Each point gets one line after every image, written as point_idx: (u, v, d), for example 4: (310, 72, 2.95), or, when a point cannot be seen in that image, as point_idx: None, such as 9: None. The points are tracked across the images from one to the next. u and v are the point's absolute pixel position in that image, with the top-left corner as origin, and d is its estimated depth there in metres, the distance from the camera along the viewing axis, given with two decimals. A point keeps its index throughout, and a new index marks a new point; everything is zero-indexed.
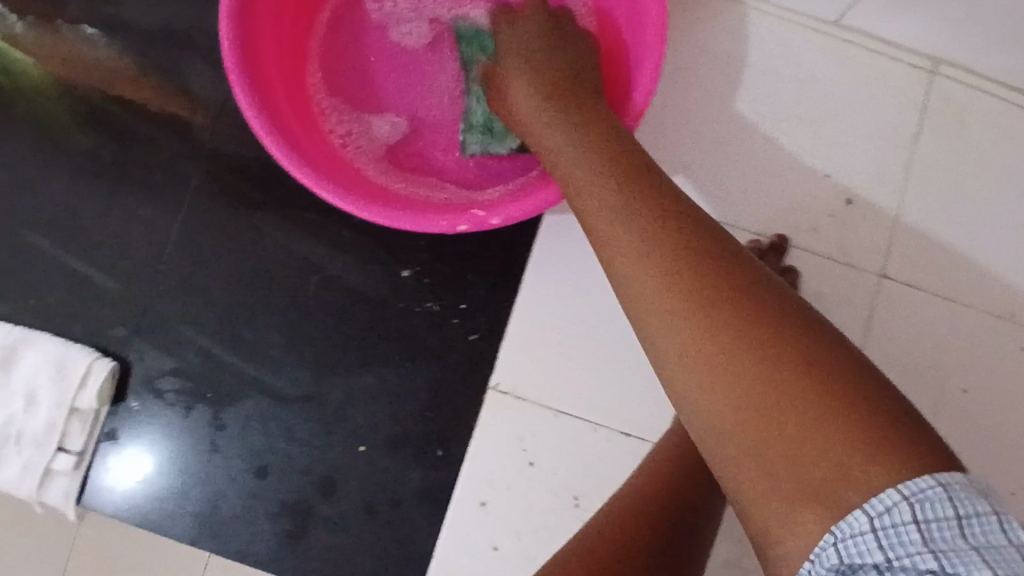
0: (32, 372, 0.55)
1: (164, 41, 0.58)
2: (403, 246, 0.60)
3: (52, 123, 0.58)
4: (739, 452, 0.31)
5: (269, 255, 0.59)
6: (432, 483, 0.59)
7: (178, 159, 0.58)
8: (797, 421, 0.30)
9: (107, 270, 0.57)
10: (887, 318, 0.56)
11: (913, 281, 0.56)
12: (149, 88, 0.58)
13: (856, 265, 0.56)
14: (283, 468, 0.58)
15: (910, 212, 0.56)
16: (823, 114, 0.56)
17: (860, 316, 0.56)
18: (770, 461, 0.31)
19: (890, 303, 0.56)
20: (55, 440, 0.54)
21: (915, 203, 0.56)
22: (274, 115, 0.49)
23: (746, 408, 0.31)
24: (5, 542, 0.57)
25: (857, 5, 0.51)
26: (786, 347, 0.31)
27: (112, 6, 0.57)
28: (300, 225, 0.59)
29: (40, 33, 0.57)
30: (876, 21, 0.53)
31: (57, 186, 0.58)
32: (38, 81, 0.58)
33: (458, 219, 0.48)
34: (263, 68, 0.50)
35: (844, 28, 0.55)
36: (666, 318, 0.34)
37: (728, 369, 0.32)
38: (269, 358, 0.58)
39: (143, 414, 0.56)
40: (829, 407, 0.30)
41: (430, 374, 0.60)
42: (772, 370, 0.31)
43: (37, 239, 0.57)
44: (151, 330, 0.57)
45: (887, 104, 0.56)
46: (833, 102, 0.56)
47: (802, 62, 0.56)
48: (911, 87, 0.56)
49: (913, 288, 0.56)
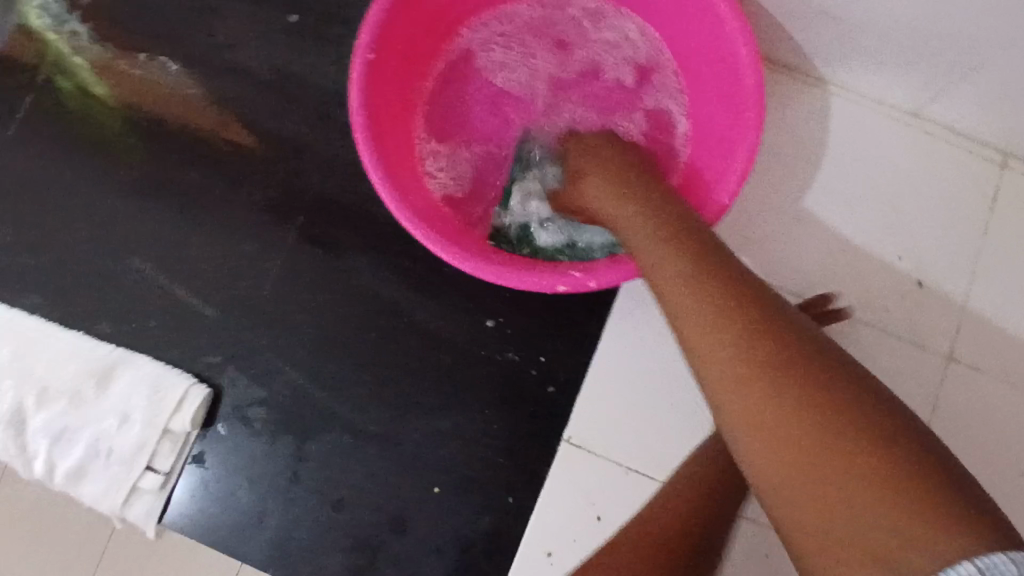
0: (128, 393, 0.60)
1: (282, 91, 0.63)
2: (488, 296, 0.61)
3: (168, 160, 0.63)
4: (809, 524, 0.30)
5: (358, 294, 0.61)
6: (502, 531, 0.59)
7: (280, 198, 0.62)
8: (858, 491, 0.29)
9: (210, 299, 0.62)
10: (951, 397, 0.62)
11: (976, 364, 0.62)
12: (260, 133, 0.63)
13: (924, 346, 0.62)
14: (358, 501, 0.60)
15: (975, 298, 0.62)
16: (897, 198, 0.63)
17: (927, 395, 0.62)
18: (841, 532, 0.29)
19: (955, 383, 0.62)
20: (144, 459, 0.59)
21: (979, 288, 0.62)
22: (387, 164, 0.50)
23: (808, 478, 0.30)
24: (110, 546, 0.63)
25: (939, 96, 0.59)
26: (845, 410, 0.30)
27: (234, 55, 0.63)
28: (391, 267, 0.61)
29: (166, 79, 0.63)
30: (952, 114, 0.61)
31: (168, 218, 0.63)
32: (159, 121, 0.63)
33: (556, 280, 0.49)
34: (380, 118, 0.52)
35: (923, 120, 0.63)
36: (726, 386, 0.33)
37: (790, 437, 0.30)
38: (355, 392, 0.61)
39: (229, 440, 0.61)
40: (889, 475, 0.28)
41: (506, 421, 0.60)
42: (832, 439, 0.29)
43: (147, 267, 0.62)
44: (245, 360, 0.61)
45: (960, 191, 0.63)
46: (908, 188, 0.63)
47: (882, 150, 0.63)
48: (983, 178, 0.63)
49: (976, 370, 0.62)
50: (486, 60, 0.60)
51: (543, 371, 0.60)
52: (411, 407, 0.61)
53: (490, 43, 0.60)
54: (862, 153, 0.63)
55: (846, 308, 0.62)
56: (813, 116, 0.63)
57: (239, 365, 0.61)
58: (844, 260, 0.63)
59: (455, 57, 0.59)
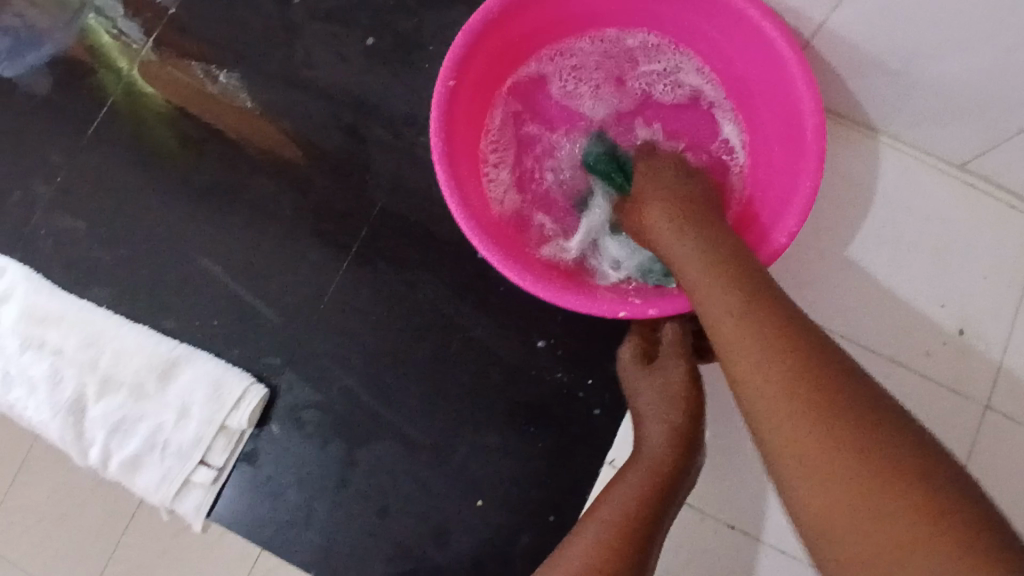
0: (189, 388, 0.62)
1: (356, 107, 0.65)
2: (542, 317, 0.63)
3: (243, 167, 0.65)
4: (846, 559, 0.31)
5: (417, 307, 0.63)
6: (542, 548, 0.60)
7: (348, 210, 0.64)
8: (898, 536, 0.29)
9: (274, 303, 0.64)
10: (988, 448, 0.63)
11: (1015, 415, 0.63)
12: (333, 146, 0.65)
13: (964, 394, 0.63)
14: (403, 509, 0.61)
15: (1015, 350, 0.64)
16: (942, 248, 0.65)
17: (964, 442, 0.63)
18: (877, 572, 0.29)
19: (992, 433, 0.63)
20: (200, 453, 0.61)
21: (1020, 341, 0.64)
22: (460, 183, 0.53)
23: (851, 518, 0.31)
24: (161, 536, 0.66)
25: (986, 154, 0.61)
26: (889, 460, 0.31)
27: (313, 72, 0.66)
28: (449, 283, 0.63)
29: (248, 89, 0.66)
30: (999, 171, 0.63)
31: (239, 222, 0.65)
32: (236, 129, 0.66)
33: (614, 305, 0.51)
34: (456, 139, 0.55)
35: (969, 175, 0.65)
36: (779, 422, 0.34)
37: (835, 477, 0.31)
38: (406, 402, 0.63)
39: (282, 441, 0.62)
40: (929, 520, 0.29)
41: (552, 440, 0.62)
42: (876, 484, 0.30)
43: (216, 268, 0.65)
44: (303, 364, 0.63)
45: (1005, 246, 0.65)
46: (954, 239, 0.65)
47: (928, 201, 0.65)
48: None
49: (1014, 421, 0.63)
50: (558, 93, 0.63)
51: (592, 394, 0.62)
52: (460, 422, 0.62)
53: (563, 77, 0.62)
54: (908, 203, 0.65)
55: (888, 353, 0.64)
56: (864, 163, 0.65)
57: (296, 368, 0.63)
58: (887, 306, 0.64)
59: (528, 88, 0.62)
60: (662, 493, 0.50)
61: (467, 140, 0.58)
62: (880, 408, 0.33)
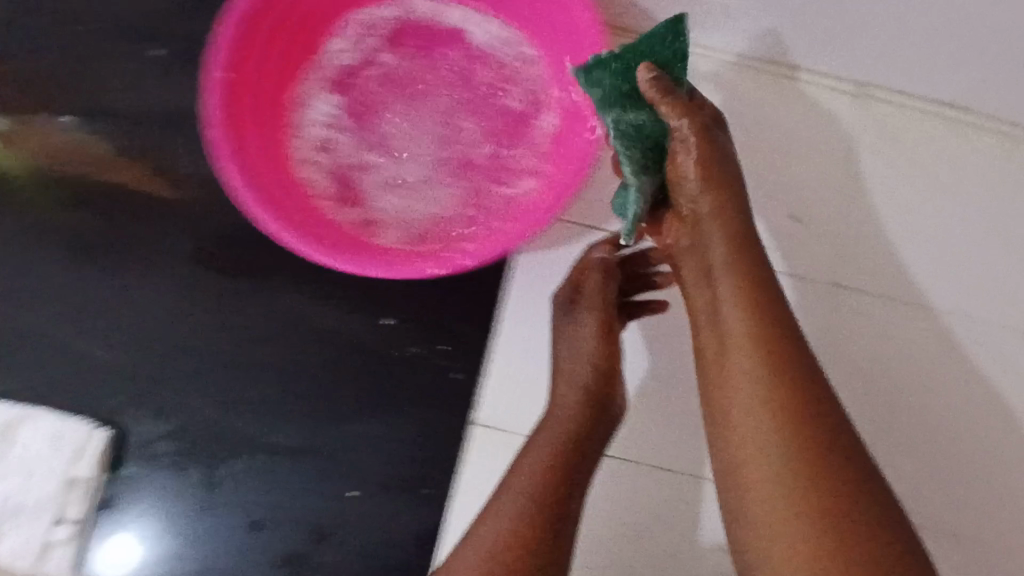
0: (31, 444, 0.59)
1: (144, 121, 0.63)
2: (377, 295, 0.61)
3: (40, 207, 0.62)
4: (761, 512, 0.42)
5: (251, 321, 0.61)
6: (426, 527, 0.59)
7: (163, 231, 0.62)
8: (809, 510, 0.40)
9: (101, 339, 0.61)
10: (845, 322, 0.62)
11: (865, 288, 0.63)
12: (129, 165, 0.63)
13: (801, 276, 0.62)
14: (275, 519, 0.59)
15: (851, 227, 0.63)
16: (767, 144, 0.63)
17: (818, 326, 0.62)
18: (781, 520, 0.41)
19: (848, 309, 0.62)
20: (55, 508, 0.58)
21: (856, 217, 0.63)
22: (246, 166, 0.53)
23: (788, 475, 0.41)
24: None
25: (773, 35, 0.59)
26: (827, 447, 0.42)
27: (93, 97, 0.63)
28: (283, 282, 0.62)
29: (24, 127, 0.63)
30: (806, 54, 0.61)
31: (49, 260, 0.62)
32: (23, 175, 0.62)
33: (425, 266, 0.52)
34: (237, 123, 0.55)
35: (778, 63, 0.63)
36: (754, 390, 0.44)
37: (790, 457, 0.41)
38: (261, 409, 0.61)
39: (139, 479, 0.60)
40: (835, 507, 0.40)
41: (418, 414, 0.60)
42: (803, 464, 0.41)
43: (33, 316, 0.61)
44: (143, 395, 0.61)
45: (818, 130, 0.64)
46: (774, 134, 0.64)
47: (740, 100, 0.64)
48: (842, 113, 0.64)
49: (866, 293, 0.62)
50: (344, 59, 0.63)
51: (448, 360, 0.61)
52: (319, 422, 0.61)
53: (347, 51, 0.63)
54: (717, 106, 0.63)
55: None
56: None
57: (142, 405, 0.60)
58: None
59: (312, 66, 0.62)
60: (580, 449, 0.52)
61: (254, 124, 0.58)
62: (832, 423, 0.43)
